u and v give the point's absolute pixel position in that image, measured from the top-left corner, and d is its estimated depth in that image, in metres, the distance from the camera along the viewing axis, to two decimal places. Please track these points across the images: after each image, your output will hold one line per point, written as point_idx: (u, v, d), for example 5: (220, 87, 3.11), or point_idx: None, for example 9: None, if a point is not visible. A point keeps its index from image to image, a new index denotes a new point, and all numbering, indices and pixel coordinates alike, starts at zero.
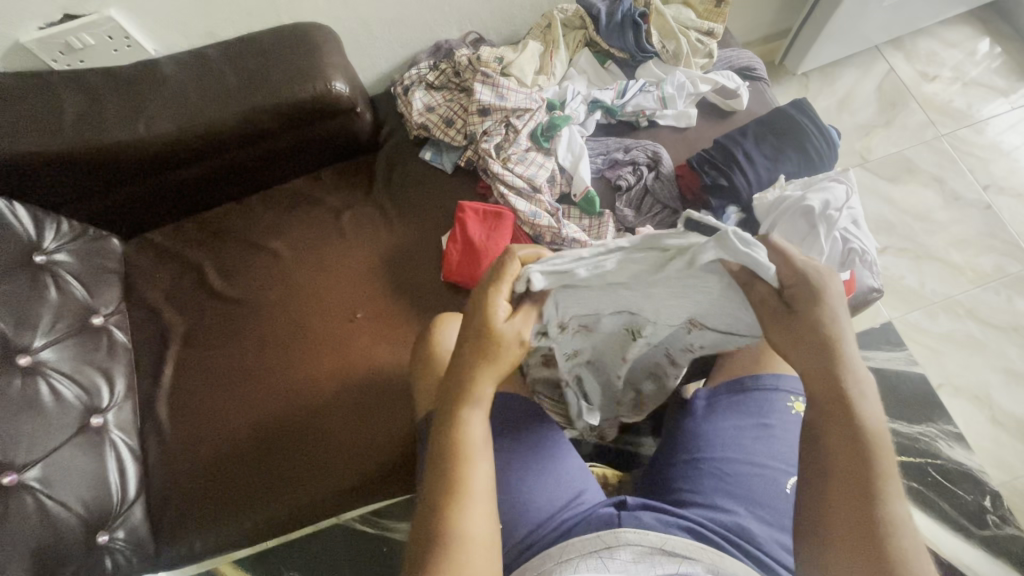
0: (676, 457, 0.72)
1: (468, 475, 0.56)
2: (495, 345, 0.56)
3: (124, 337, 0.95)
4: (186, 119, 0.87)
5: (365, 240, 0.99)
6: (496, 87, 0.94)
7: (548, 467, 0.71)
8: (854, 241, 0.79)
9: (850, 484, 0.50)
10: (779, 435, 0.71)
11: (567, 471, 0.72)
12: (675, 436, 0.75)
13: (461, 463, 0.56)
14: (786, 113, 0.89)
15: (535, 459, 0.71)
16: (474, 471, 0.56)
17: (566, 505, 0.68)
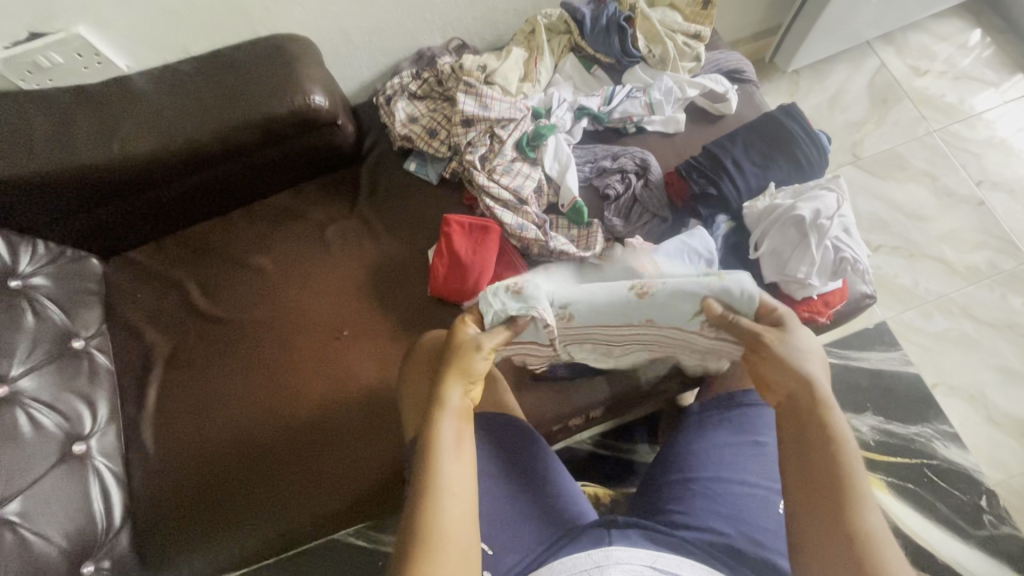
0: (668, 474, 0.71)
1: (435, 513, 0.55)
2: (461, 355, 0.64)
3: (107, 360, 0.93)
4: (161, 138, 0.85)
5: (351, 255, 0.97)
6: (480, 97, 0.92)
7: (539, 486, 0.71)
8: (846, 251, 0.77)
9: (830, 521, 0.52)
10: (770, 453, 0.71)
11: (557, 492, 0.71)
12: (666, 452, 0.74)
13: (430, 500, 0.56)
14: (776, 119, 0.86)
15: (524, 478, 0.71)
16: (445, 468, 0.58)
17: (556, 529, 0.67)
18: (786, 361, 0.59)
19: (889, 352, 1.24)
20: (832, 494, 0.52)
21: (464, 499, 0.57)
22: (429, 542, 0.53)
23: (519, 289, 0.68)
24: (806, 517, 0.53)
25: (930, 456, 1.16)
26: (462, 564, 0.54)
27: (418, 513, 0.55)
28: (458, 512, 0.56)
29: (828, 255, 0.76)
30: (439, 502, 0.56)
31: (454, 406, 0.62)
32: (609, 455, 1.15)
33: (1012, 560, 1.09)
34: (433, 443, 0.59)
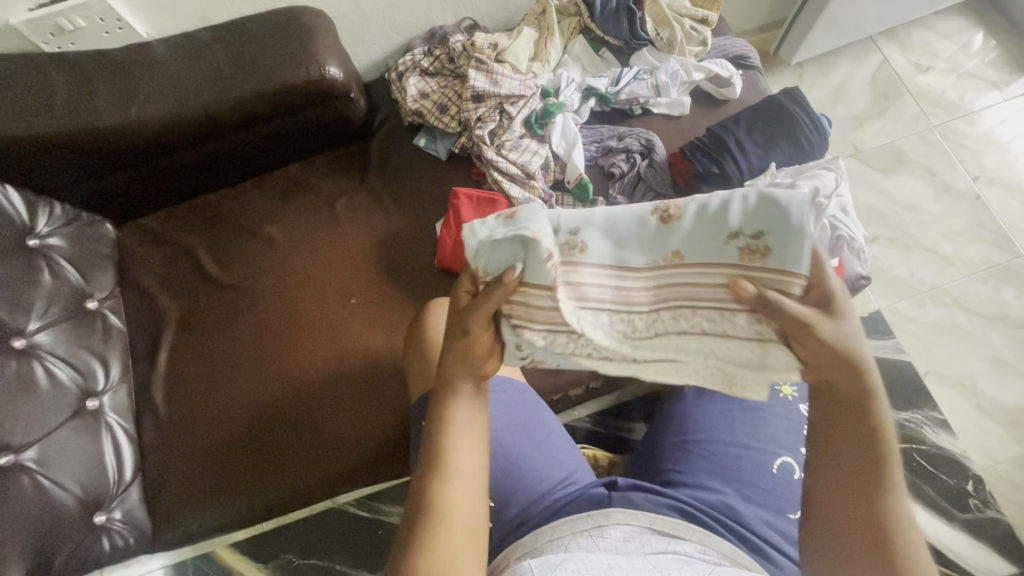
0: (665, 437, 0.74)
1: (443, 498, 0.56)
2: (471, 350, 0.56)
3: (119, 322, 0.95)
4: (179, 104, 0.87)
5: (360, 226, 1.00)
6: (490, 73, 0.93)
7: (545, 446, 0.73)
8: (842, 229, 0.79)
9: (864, 530, 0.49)
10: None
11: (559, 453, 0.73)
12: (664, 418, 0.77)
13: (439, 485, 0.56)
14: (779, 102, 0.88)
15: (530, 439, 0.73)
16: (454, 454, 0.57)
17: (556, 485, 0.70)
18: (834, 352, 0.48)
19: (882, 341, 1.27)
20: (865, 509, 0.49)
21: (473, 481, 0.58)
22: (436, 524, 0.55)
23: (512, 215, 0.51)
24: (837, 529, 0.50)
25: (919, 441, 1.18)
26: (467, 542, 0.55)
27: (426, 495, 0.56)
28: (467, 495, 0.57)
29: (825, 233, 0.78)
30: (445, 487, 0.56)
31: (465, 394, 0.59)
32: (607, 432, 1.18)
33: (996, 543, 1.11)
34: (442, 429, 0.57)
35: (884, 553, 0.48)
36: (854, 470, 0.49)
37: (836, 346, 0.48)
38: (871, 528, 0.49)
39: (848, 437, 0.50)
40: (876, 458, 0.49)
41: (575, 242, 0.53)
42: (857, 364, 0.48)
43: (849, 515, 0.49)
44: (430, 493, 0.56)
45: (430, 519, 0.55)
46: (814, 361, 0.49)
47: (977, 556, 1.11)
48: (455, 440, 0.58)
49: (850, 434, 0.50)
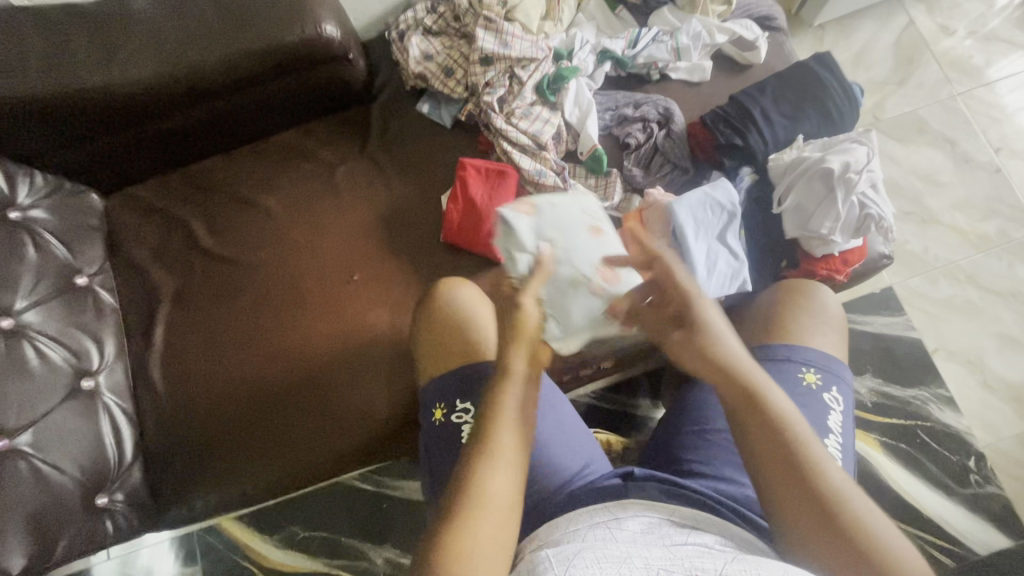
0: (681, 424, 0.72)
1: (486, 482, 0.54)
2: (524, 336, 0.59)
3: (112, 298, 0.92)
4: (163, 65, 0.80)
5: (362, 198, 0.95)
6: (500, 34, 0.86)
7: (563, 439, 0.72)
8: (872, 207, 0.75)
9: (801, 490, 0.53)
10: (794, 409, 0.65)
11: (575, 443, 0.72)
12: (679, 408, 0.75)
13: (484, 466, 0.54)
14: (808, 67, 0.83)
15: (547, 431, 0.72)
16: (506, 439, 0.56)
17: (573, 477, 0.69)
18: (704, 340, 0.57)
19: (893, 317, 1.25)
20: (797, 470, 0.53)
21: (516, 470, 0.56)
22: (472, 504, 0.53)
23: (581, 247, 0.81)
24: (785, 498, 0.53)
25: (924, 417, 1.19)
26: (503, 529, 0.53)
27: (469, 474, 0.54)
28: (507, 483, 0.54)
29: (853, 211, 0.75)
30: (488, 469, 0.54)
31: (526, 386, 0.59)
32: (614, 407, 1.17)
33: (993, 517, 1.13)
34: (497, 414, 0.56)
35: (826, 510, 0.52)
36: (765, 437, 0.54)
37: (710, 331, 0.58)
38: (805, 486, 0.52)
39: (755, 428, 0.55)
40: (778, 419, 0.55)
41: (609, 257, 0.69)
42: (721, 360, 0.57)
43: (787, 482, 0.53)
44: (475, 471, 0.54)
45: (467, 498, 0.53)
46: (691, 360, 0.58)
47: (974, 529, 1.13)
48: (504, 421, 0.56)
49: (747, 419, 0.55)
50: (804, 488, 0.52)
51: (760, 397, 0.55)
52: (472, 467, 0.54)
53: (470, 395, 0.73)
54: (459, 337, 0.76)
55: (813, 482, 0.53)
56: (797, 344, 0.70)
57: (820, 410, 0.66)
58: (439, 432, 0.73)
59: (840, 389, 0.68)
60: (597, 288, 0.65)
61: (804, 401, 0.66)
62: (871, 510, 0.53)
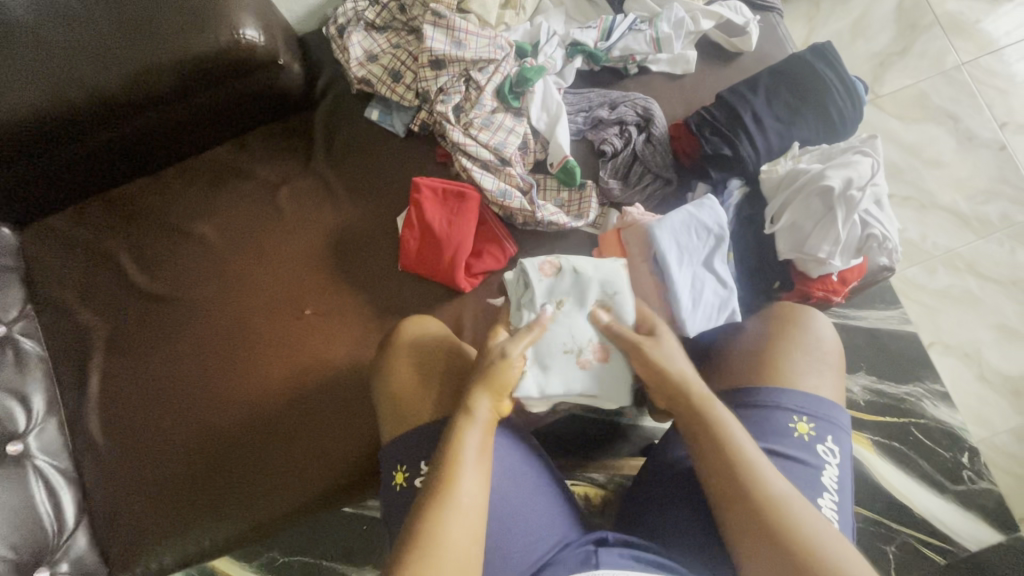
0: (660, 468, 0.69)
1: (439, 530, 0.52)
2: (498, 366, 0.61)
3: (37, 346, 0.83)
4: (55, 87, 0.68)
5: (308, 221, 0.85)
6: (452, 30, 0.74)
7: (539, 503, 0.66)
8: (875, 226, 0.67)
9: (753, 515, 0.53)
10: (784, 465, 0.60)
11: (550, 507, 0.67)
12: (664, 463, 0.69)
13: (438, 516, 0.53)
14: (804, 62, 0.72)
15: (522, 496, 0.65)
16: (462, 482, 0.55)
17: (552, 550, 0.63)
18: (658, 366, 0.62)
19: (888, 311, 1.19)
20: (747, 494, 0.54)
21: (473, 517, 0.55)
22: (425, 554, 0.51)
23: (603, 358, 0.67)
24: (738, 522, 0.54)
25: (918, 415, 1.15)
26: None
27: (425, 520, 0.53)
28: (464, 528, 0.53)
29: (854, 231, 0.67)
30: (446, 512, 0.53)
31: (483, 419, 0.59)
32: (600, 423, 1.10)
33: (986, 513, 1.11)
34: (456, 456, 0.56)
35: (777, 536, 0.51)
36: (716, 457, 0.56)
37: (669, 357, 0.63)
38: (756, 510, 0.53)
39: (694, 436, 0.58)
40: (730, 442, 0.56)
41: (590, 353, 0.66)
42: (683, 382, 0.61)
43: (741, 505, 0.54)
44: (427, 522, 0.53)
45: (421, 548, 0.51)
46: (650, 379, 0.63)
47: (967, 527, 1.11)
48: (458, 465, 0.56)
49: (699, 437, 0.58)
50: (753, 511, 0.53)
51: (710, 414, 0.58)
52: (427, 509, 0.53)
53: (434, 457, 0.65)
54: (423, 388, 0.69)
55: (765, 505, 0.53)
56: (787, 388, 0.62)
57: (812, 465, 0.60)
58: (400, 498, 0.66)
59: (835, 438, 0.62)
60: (586, 361, 0.66)
61: (794, 455, 0.60)
62: (816, 526, 0.52)
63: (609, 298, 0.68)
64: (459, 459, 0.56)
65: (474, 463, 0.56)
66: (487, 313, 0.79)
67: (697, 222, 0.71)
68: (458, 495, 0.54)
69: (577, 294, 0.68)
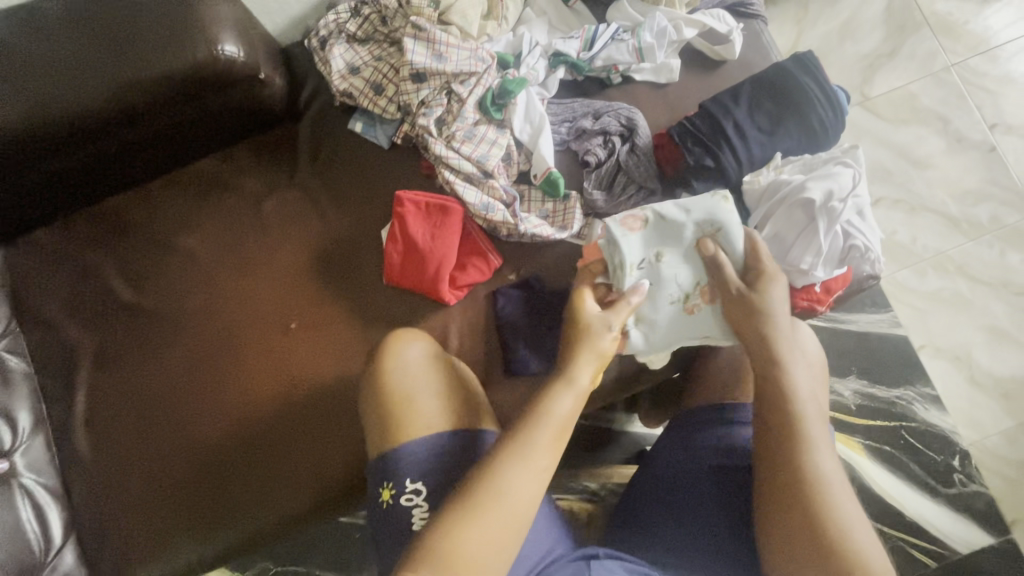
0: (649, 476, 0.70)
1: (511, 478, 0.54)
2: (586, 331, 0.61)
3: (22, 363, 0.83)
4: (31, 106, 0.68)
5: (293, 234, 0.84)
6: (433, 43, 0.74)
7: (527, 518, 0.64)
8: (857, 237, 0.67)
9: (791, 471, 0.58)
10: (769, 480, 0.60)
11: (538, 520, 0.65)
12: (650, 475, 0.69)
13: (512, 462, 0.55)
14: (787, 72, 0.72)
15: None
16: (544, 439, 0.56)
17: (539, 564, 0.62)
18: (749, 319, 0.62)
19: (878, 315, 1.19)
20: (793, 450, 0.59)
21: (544, 477, 0.56)
22: (494, 495, 0.53)
23: (693, 311, 0.67)
24: (775, 473, 0.59)
25: (909, 419, 1.15)
26: (501, 527, 0.53)
27: (502, 462, 0.55)
28: (532, 487, 0.55)
29: (837, 242, 0.66)
30: (525, 461, 0.55)
31: (581, 384, 0.59)
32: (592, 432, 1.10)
33: (976, 516, 1.11)
34: (546, 410, 0.57)
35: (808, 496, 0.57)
36: (777, 415, 0.60)
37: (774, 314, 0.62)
38: (795, 466, 0.58)
39: (767, 389, 0.61)
40: (796, 407, 0.60)
41: (692, 303, 0.67)
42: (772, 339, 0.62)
43: (785, 458, 0.59)
44: (505, 468, 0.55)
45: (494, 491, 0.54)
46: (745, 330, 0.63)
47: (958, 529, 1.11)
48: (535, 429, 0.56)
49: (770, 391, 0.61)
50: (794, 468, 0.58)
51: (786, 375, 0.61)
52: (503, 454, 0.55)
53: (421, 476, 0.65)
54: (404, 406, 0.68)
55: (805, 468, 0.58)
56: None
57: None
58: (385, 515, 0.66)
59: (818, 450, 0.63)
60: (693, 307, 0.67)
61: None
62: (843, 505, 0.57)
63: (712, 232, 0.67)
64: (548, 417, 0.57)
65: (560, 428, 0.57)
66: (472, 325, 0.79)
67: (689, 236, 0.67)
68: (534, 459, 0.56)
69: (670, 244, 0.67)
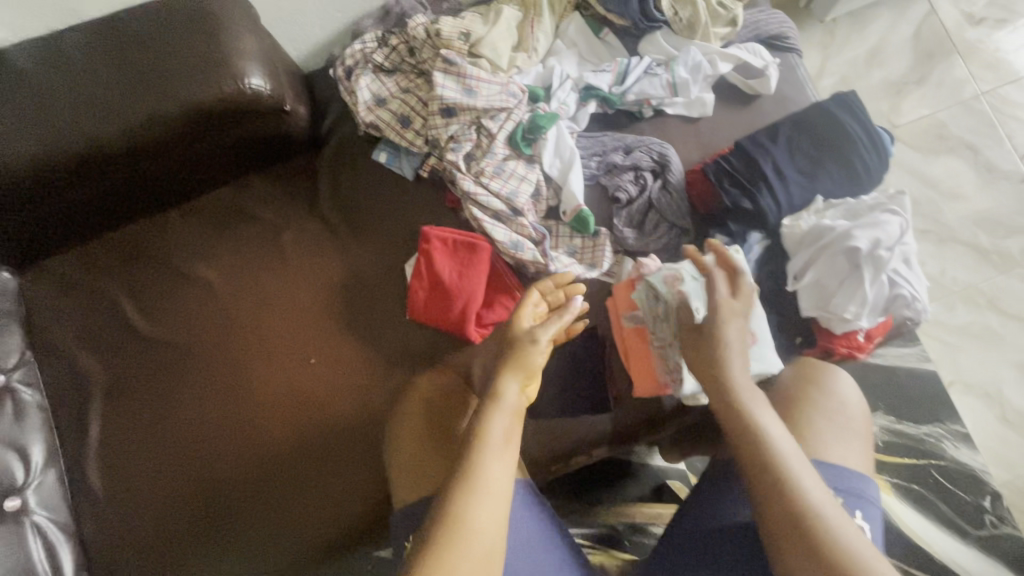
0: (677, 528, 0.67)
1: (467, 508, 0.53)
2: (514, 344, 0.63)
3: (35, 394, 0.80)
4: (53, 139, 0.67)
5: (314, 265, 0.82)
6: (463, 77, 0.73)
7: None
8: (903, 286, 0.64)
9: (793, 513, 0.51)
10: None
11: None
12: (683, 530, 0.66)
13: (463, 494, 0.53)
14: (828, 111, 0.70)
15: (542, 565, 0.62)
16: (490, 464, 0.55)
17: None
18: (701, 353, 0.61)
19: (905, 349, 1.16)
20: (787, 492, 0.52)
21: (501, 496, 0.55)
22: (454, 531, 0.51)
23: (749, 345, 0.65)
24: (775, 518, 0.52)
25: (937, 457, 1.11)
26: (480, 558, 0.52)
27: (448, 497, 0.53)
28: (492, 508, 0.54)
29: (882, 291, 0.64)
30: (474, 491, 0.54)
31: (510, 403, 0.59)
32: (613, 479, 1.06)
33: (1011, 561, 1.06)
34: (482, 438, 0.56)
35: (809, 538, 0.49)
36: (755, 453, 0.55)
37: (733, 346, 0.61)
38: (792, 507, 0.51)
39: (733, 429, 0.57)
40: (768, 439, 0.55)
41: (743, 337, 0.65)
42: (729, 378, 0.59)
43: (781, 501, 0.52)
44: (456, 500, 0.53)
45: (450, 523, 0.52)
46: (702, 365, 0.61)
47: None
48: (482, 447, 0.56)
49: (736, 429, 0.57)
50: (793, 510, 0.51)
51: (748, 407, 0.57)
52: (458, 491, 0.53)
53: None
54: (431, 448, 0.69)
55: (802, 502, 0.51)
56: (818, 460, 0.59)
57: None
58: None
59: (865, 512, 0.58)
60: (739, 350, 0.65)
61: None
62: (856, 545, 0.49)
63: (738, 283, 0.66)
64: (487, 441, 0.56)
65: (500, 447, 0.56)
66: None
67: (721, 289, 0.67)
68: (484, 477, 0.55)
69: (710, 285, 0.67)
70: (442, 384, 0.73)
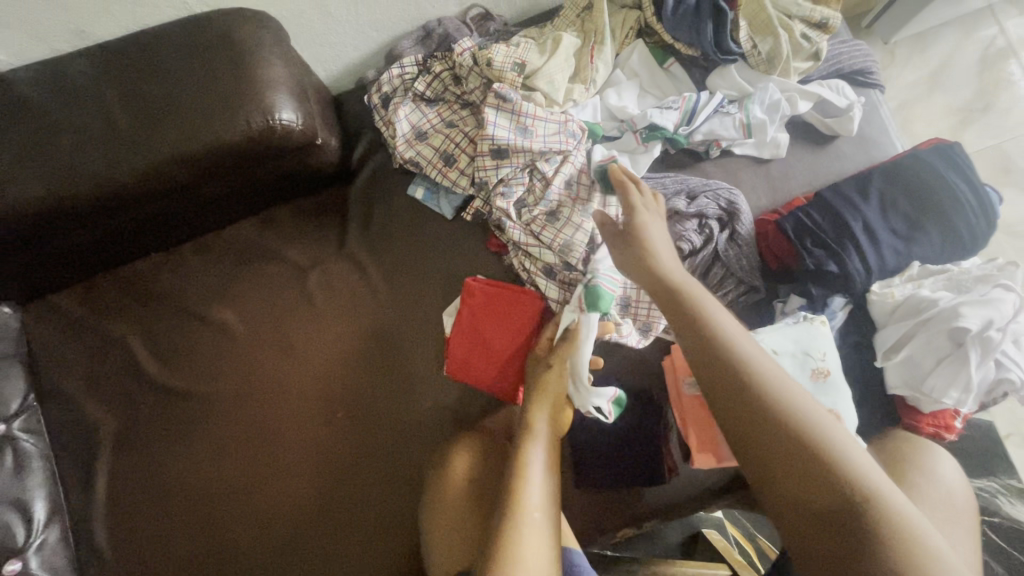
0: None
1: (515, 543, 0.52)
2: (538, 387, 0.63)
3: (39, 444, 0.73)
4: (61, 178, 0.59)
5: (342, 310, 0.75)
6: (517, 115, 0.67)
7: None
8: (1012, 371, 0.57)
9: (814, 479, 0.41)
10: None
11: None
12: None
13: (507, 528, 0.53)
14: (927, 166, 0.64)
15: None
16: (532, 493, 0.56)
17: None
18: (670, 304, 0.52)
19: None
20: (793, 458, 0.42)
21: (547, 532, 0.54)
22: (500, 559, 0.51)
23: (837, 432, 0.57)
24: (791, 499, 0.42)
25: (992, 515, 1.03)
26: None
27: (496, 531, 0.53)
28: (540, 545, 0.53)
29: (987, 375, 0.57)
30: (520, 526, 0.53)
31: (544, 434, 0.61)
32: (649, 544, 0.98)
33: None
34: (523, 468, 0.58)
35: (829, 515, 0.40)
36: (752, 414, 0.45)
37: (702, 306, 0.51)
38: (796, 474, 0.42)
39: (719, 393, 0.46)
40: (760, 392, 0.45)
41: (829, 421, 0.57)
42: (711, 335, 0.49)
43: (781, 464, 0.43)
44: (500, 533, 0.53)
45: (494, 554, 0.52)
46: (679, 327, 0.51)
47: None
48: (522, 480, 0.57)
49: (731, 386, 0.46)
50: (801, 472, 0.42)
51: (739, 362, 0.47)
52: (502, 530, 0.53)
53: None
54: (469, 511, 0.63)
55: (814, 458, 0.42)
56: None
57: None
58: None
59: None
60: None
61: None
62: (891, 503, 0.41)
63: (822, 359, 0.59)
64: (523, 472, 0.57)
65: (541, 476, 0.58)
66: None
67: (805, 362, 0.59)
68: (528, 505, 0.55)
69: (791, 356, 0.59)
70: (482, 448, 0.66)
